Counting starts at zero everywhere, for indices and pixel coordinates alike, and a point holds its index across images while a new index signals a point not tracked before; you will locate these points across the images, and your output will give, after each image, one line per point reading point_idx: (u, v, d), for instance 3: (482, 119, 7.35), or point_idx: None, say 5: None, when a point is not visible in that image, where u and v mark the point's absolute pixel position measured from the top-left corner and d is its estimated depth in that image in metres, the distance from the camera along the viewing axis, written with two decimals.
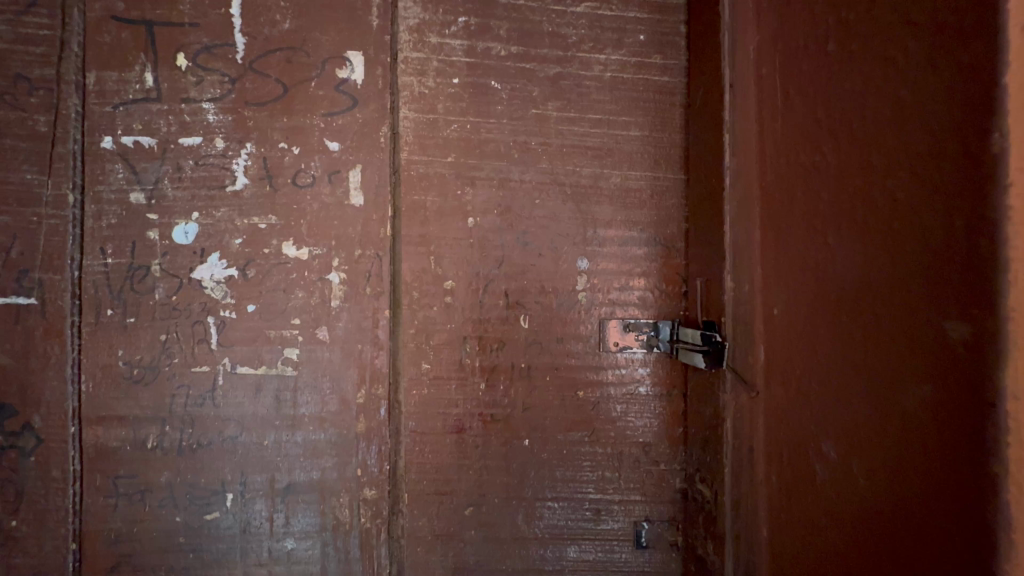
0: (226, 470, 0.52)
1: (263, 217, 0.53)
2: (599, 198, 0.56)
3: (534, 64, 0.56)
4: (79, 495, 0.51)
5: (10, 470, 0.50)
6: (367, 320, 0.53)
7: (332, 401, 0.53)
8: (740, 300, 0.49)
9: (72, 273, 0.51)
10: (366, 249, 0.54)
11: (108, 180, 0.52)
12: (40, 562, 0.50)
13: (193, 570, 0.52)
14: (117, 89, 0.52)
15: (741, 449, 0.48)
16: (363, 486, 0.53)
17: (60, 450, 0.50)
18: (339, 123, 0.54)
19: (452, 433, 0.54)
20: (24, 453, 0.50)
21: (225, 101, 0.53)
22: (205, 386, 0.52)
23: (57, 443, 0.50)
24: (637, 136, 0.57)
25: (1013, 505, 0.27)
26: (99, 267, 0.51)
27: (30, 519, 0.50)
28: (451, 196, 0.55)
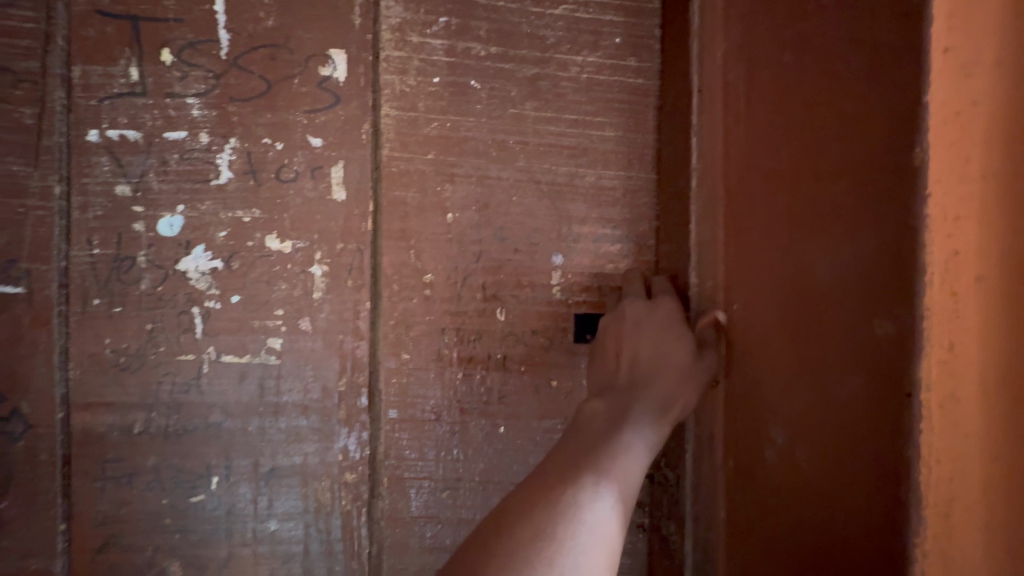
0: (211, 454, 0.54)
1: (247, 210, 0.54)
2: (574, 195, 0.59)
3: (513, 64, 0.58)
4: (67, 477, 0.52)
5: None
6: (348, 311, 0.55)
7: (314, 389, 0.55)
8: (705, 296, 0.52)
9: (59, 263, 0.52)
10: (348, 242, 0.55)
11: (94, 173, 0.53)
12: (29, 542, 0.52)
13: (179, 551, 0.54)
14: (103, 82, 0.53)
15: (702, 435, 0.51)
16: (343, 470, 0.55)
17: (48, 434, 0.52)
18: (322, 120, 0.55)
19: (430, 420, 0.57)
20: (13, 437, 0.52)
21: (209, 97, 0.54)
22: (191, 373, 0.53)
23: (46, 428, 0.52)
24: (611, 136, 0.59)
25: (922, 483, 0.31)
26: (86, 258, 0.52)
27: (19, 500, 0.52)
28: (431, 192, 0.57)
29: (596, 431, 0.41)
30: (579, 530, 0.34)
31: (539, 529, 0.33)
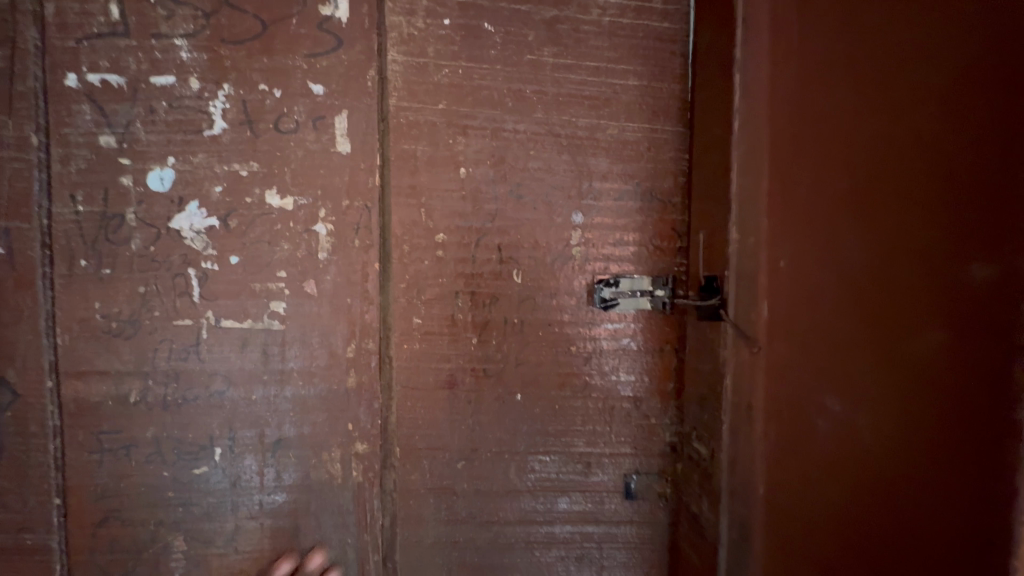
0: (213, 425, 0.51)
1: (244, 163, 0.50)
2: (595, 149, 0.55)
3: (530, 6, 0.53)
4: (60, 450, 0.49)
5: None
6: (356, 273, 0.52)
7: (321, 354, 0.52)
8: (745, 253, 0.48)
9: (42, 222, 0.48)
10: (355, 200, 0.52)
11: (75, 122, 0.48)
12: (24, 518, 0.50)
13: (183, 525, 0.51)
14: (80, 22, 0.48)
15: (740, 406, 0.48)
16: (354, 440, 0.53)
17: (38, 405, 0.49)
18: (323, 65, 0.51)
19: (444, 388, 0.54)
20: (0, 407, 0.49)
21: (199, 39, 0.49)
22: (190, 340, 0.50)
23: (36, 398, 0.49)
24: (635, 85, 0.55)
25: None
26: (70, 216, 0.48)
27: (10, 474, 0.49)
28: (442, 145, 0.53)
29: None
30: None
31: None
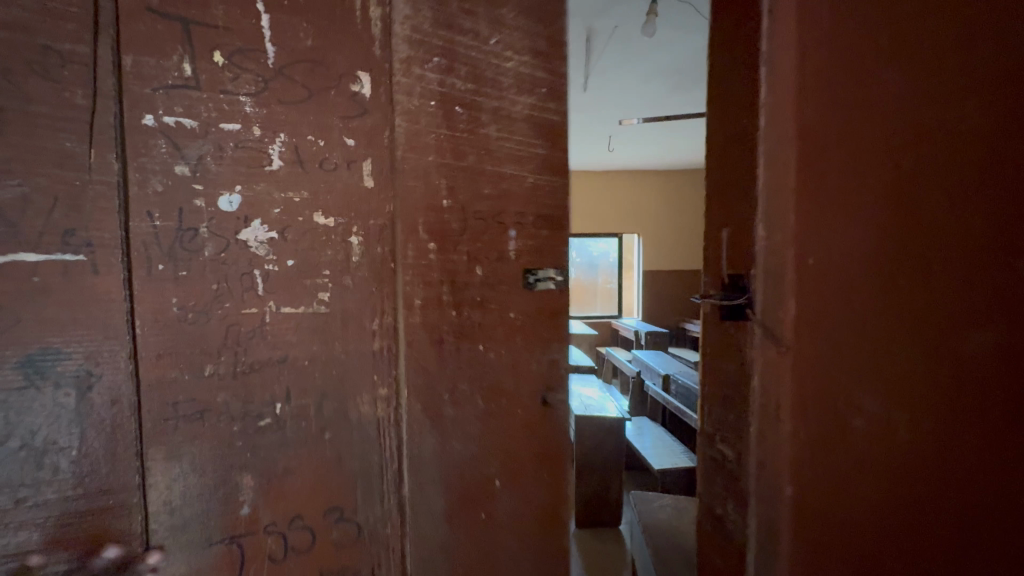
0: (275, 387, 0.63)
1: (297, 192, 0.63)
2: (518, 187, 0.78)
3: (483, 97, 0.74)
4: (140, 423, 0.57)
5: (63, 411, 0.54)
6: (379, 264, 0.67)
7: (353, 326, 0.66)
8: (773, 262, 0.74)
9: (121, 232, 0.55)
10: (378, 218, 0.67)
11: (152, 154, 0.56)
12: (106, 486, 0.56)
13: (251, 466, 0.63)
14: (156, 73, 0.56)
15: (768, 385, 0.76)
16: (378, 386, 0.69)
17: (117, 386, 0.56)
18: (355, 125, 0.65)
19: (435, 343, 0.72)
20: (82, 392, 0.55)
21: (259, 97, 0.61)
22: (254, 323, 0.62)
23: (116, 384, 0.56)
24: (540, 152, 0.79)
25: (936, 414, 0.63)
26: (147, 229, 0.56)
27: (92, 449, 0.55)
28: (432, 185, 0.71)
29: None
30: None
31: None
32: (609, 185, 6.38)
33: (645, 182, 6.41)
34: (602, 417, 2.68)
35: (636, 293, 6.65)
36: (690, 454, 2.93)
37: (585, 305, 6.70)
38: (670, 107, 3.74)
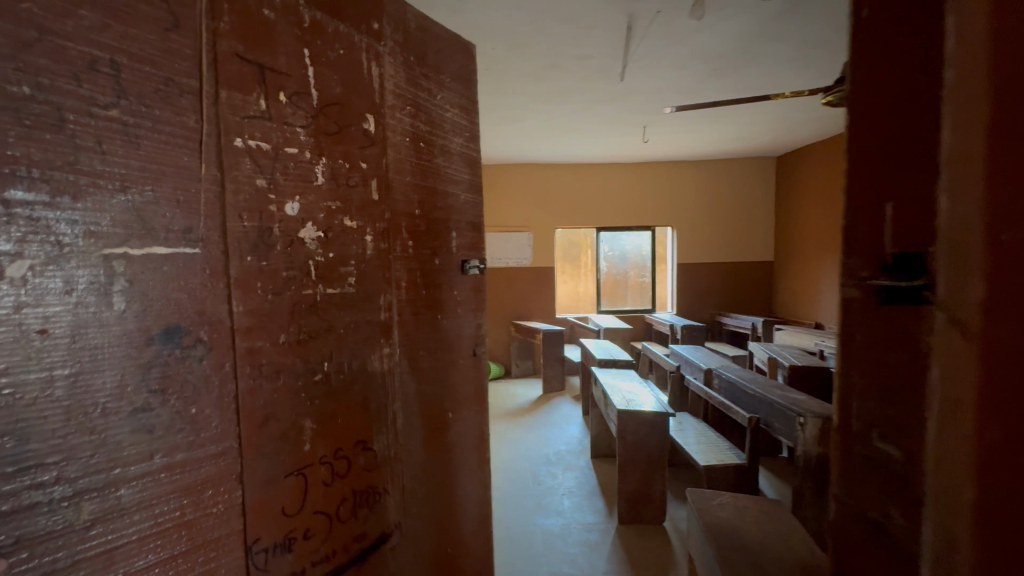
0: (322, 348, 1.08)
1: (333, 202, 1.09)
2: (456, 214, 1.49)
3: (438, 149, 1.42)
4: (234, 370, 0.93)
5: (185, 370, 0.86)
6: (382, 252, 1.21)
7: (368, 296, 1.18)
8: (960, 231, 0.61)
9: (223, 249, 0.91)
10: (380, 223, 1.20)
11: (239, 168, 0.93)
12: (215, 414, 0.90)
13: (304, 398, 1.05)
14: (242, 104, 0.93)
15: (948, 385, 0.63)
16: (383, 329, 1.22)
17: (222, 343, 0.91)
18: (368, 151, 1.17)
19: (410, 303, 1.31)
20: (197, 358, 0.88)
21: (306, 127, 1.05)
22: (307, 300, 1.06)
23: (217, 342, 0.90)
24: (467, 194, 1.55)
25: None
26: (240, 228, 0.93)
27: (203, 388, 0.88)
28: (409, 197, 1.30)
29: (357, 512, 1.15)
30: (360, 541, 1.15)
31: (359, 539, 1.15)
32: (641, 173, 6.51)
33: (677, 175, 6.52)
34: (639, 410, 2.97)
35: (668, 286, 6.78)
36: (736, 451, 3.09)
37: (617, 299, 6.80)
38: (701, 93, 3.85)
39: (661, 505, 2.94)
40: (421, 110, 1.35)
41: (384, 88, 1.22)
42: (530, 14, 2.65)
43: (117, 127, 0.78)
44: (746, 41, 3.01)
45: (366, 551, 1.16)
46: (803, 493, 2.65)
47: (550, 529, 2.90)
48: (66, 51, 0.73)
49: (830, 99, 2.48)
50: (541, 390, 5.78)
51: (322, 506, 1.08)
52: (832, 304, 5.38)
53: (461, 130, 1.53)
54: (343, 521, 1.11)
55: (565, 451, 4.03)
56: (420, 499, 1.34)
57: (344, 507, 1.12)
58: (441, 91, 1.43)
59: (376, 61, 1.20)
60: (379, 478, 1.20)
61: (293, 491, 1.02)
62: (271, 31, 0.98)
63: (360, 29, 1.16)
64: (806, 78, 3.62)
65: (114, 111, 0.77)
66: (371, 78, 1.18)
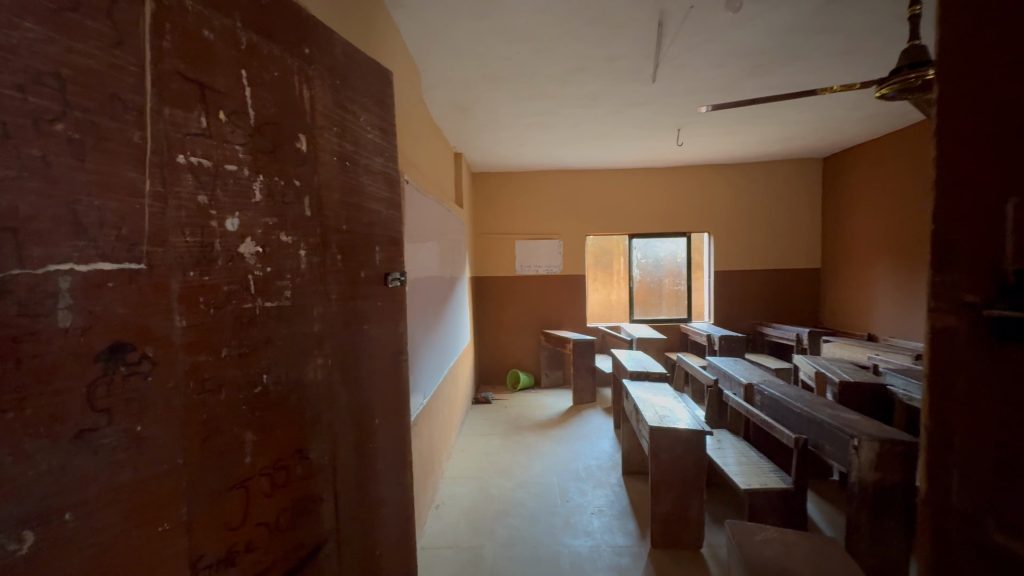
0: (263, 361, 1.02)
1: (268, 218, 1.04)
2: (382, 227, 1.41)
3: (368, 164, 1.35)
4: (180, 390, 0.86)
5: (131, 389, 0.79)
6: (320, 263, 1.15)
7: (309, 307, 1.13)
8: None
9: (167, 261, 0.85)
10: (315, 236, 1.14)
11: (181, 184, 0.88)
12: (162, 438, 0.83)
13: (247, 411, 0.99)
14: (184, 122, 0.88)
15: None
16: (325, 342, 1.16)
17: (168, 360, 0.84)
18: (306, 168, 1.12)
19: (350, 313, 1.25)
20: (144, 375, 0.81)
21: (246, 145, 0.99)
22: (246, 313, 1.00)
23: (164, 363, 0.84)
24: (391, 209, 1.47)
25: None
26: (182, 242, 0.88)
27: (150, 410, 0.81)
28: (345, 213, 1.24)
29: (300, 522, 1.08)
30: (304, 551, 1.08)
31: (302, 549, 1.07)
32: (670, 177, 6.28)
33: (715, 180, 6.24)
34: (673, 427, 2.75)
35: (705, 294, 6.49)
36: (780, 473, 2.80)
37: (650, 308, 6.55)
38: (742, 90, 3.63)
39: (699, 529, 2.74)
40: (348, 131, 1.27)
41: (314, 109, 1.15)
42: (552, 16, 2.56)
43: (64, 143, 0.72)
44: (790, 34, 2.82)
45: (307, 560, 1.08)
46: (858, 525, 2.36)
47: (578, 551, 2.74)
48: (9, 62, 0.66)
49: (885, 92, 2.28)
50: (572, 401, 5.62)
51: (263, 518, 1.00)
52: (887, 314, 4.99)
53: (383, 150, 1.44)
54: (283, 530, 1.04)
55: (595, 466, 3.85)
56: (357, 510, 1.25)
57: (283, 517, 1.04)
58: (365, 113, 1.35)
59: (306, 82, 1.14)
60: (321, 486, 1.13)
61: (236, 504, 0.95)
62: (211, 52, 0.92)
63: (291, 52, 1.10)
64: (854, 74, 3.38)
65: (60, 125, 0.72)
66: (303, 99, 1.12)
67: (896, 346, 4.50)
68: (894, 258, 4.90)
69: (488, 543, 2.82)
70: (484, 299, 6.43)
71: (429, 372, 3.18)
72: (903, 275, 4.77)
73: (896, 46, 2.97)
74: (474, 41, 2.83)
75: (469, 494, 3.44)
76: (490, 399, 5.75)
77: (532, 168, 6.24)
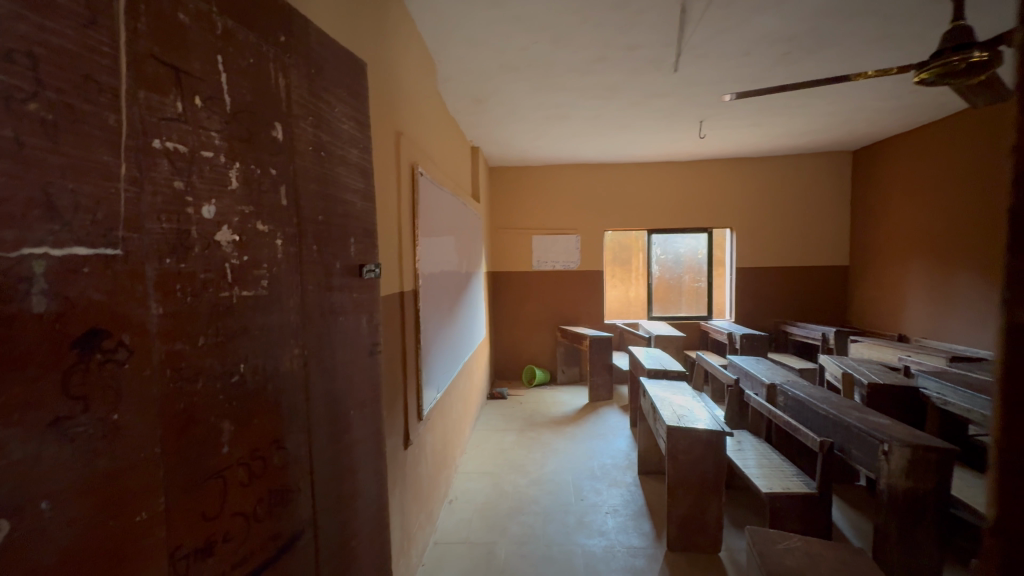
0: (240, 351, 0.91)
1: (245, 207, 0.94)
2: (359, 219, 1.35)
3: (345, 155, 1.27)
4: (157, 388, 0.75)
5: (109, 377, 0.68)
6: (295, 251, 1.06)
7: (287, 295, 1.03)
8: None
9: (141, 243, 0.73)
10: (290, 225, 1.05)
11: (155, 171, 0.77)
12: (137, 439, 0.71)
13: (226, 402, 0.88)
14: (157, 106, 0.77)
15: None
16: (301, 333, 1.07)
17: (145, 351, 0.73)
18: (280, 158, 1.02)
19: (324, 303, 1.17)
20: (120, 363, 0.69)
21: (222, 133, 0.89)
22: (224, 300, 0.89)
23: (142, 354, 0.72)
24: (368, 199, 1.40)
25: None
26: (157, 228, 0.77)
27: (126, 408, 0.70)
28: (322, 206, 1.16)
29: (274, 516, 0.98)
30: (278, 544, 0.98)
31: (277, 541, 0.98)
32: (690, 171, 6.13)
33: (739, 174, 6.07)
34: (690, 428, 2.66)
35: (727, 292, 6.33)
36: (802, 476, 2.71)
37: (670, 305, 6.42)
38: (773, 78, 3.47)
39: (717, 533, 2.66)
40: (323, 120, 1.17)
41: (290, 98, 1.06)
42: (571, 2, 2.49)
43: (37, 124, 0.61)
44: (823, 18, 2.69)
45: (282, 550, 0.99)
46: (887, 532, 2.26)
47: (592, 551, 2.68)
48: None
49: (924, 77, 2.18)
50: (587, 398, 5.55)
51: (240, 508, 0.90)
52: (919, 314, 4.79)
53: (357, 143, 1.36)
54: (259, 521, 0.94)
55: (611, 465, 3.79)
56: (331, 501, 1.17)
57: (260, 506, 0.94)
58: (339, 104, 1.25)
59: (282, 71, 1.04)
60: (296, 477, 1.04)
61: (213, 495, 0.85)
62: (186, 37, 0.81)
63: (268, 40, 1.00)
64: (889, 60, 3.23)
65: (33, 105, 0.61)
66: (279, 88, 1.02)
67: (928, 347, 4.32)
68: (928, 255, 4.68)
69: (500, 539, 2.79)
70: (501, 294, 6.40)
71: (443, 366, 3.15)
72: (938, 273, 4.56)
73: (936, 30, 2.82)
74: (490, 31, 2.78)
75: (482, 490, 3.42)
76: (506, 394, 5.72)
77: (550, 163, 6.16)
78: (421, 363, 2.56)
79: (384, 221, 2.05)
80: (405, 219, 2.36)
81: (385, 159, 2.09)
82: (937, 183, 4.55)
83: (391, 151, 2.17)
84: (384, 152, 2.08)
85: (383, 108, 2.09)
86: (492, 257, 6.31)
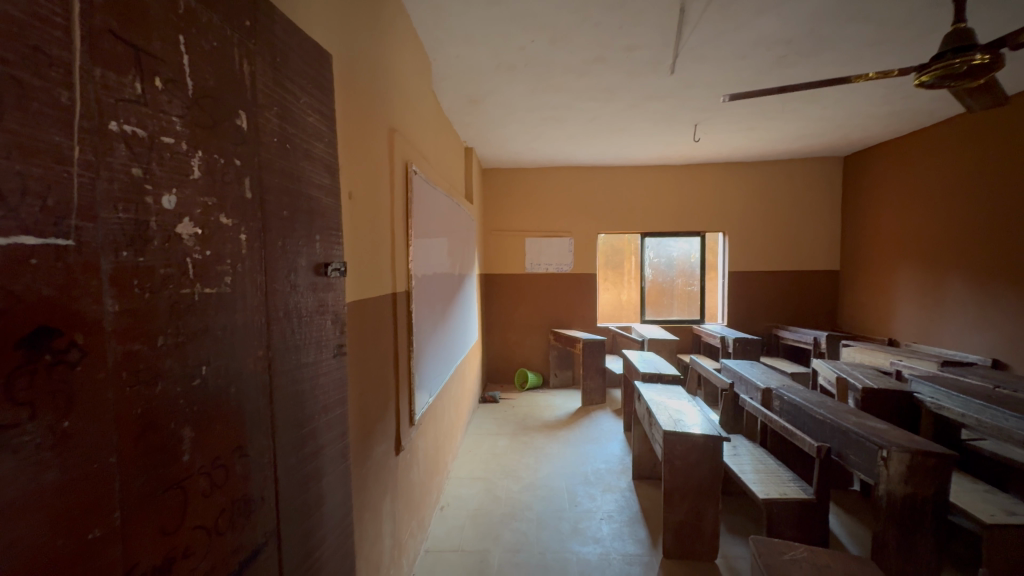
0: (199, 354, 0.84)
1: (207, 199, 0.86)
2: (325, 215, 1.29)
3: (311, 150, 1.21)
4: (112, 396, 0.66)
5: (60, 381, 0.60)
6: (258, 248, 1.00)
7: (250, 294, 0.97)
8: None
9: (97, 233, 0.65)
10: (253, 219, 0.98)
11: (113, 155, 0.68)
12: (89, 451, 0.63)
13: (186, 405, 0.80)
14: (117, 87, 0.68)
15: None
16: (263, 332, 1.00)
17: (100, 357, 0.65)
18: (242, 147, 0.95)
19: (287, 300, 1.10)
20: (72, 365, 0.62)
21: (184, 119, 0.81)
22: (186, 298, 0.81)
23: (98, 356, 0.65)
24: (332, 194, 1.34)
25: None
26: (115, 220, 0.68)
27: (82, 417, 0.62)
28: (288, 199, 1.10)
29: (236, 525, 0.90)
30: (240, 557, 0.91)
31: (238, 552, 0.91)
32: (682, 176, 6.13)
33: (732, 177, 6.07)
34: (685, 433, 2.60)
35: (719, 296, 6.29)
36: (797, 481, 2.66)
37: (662, 308, 6.39)
38: (770, 80, 3.43)
39: (714, 540, 2.61)
40: (289, 113, 1.11)
41: (255, 86, 0.99)
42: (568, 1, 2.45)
43: None
44: (821, 21, 2.67)
45: (246, 564, 0.92)
46: (885, 541, 2.22)
47: (586, 559, 2.62)
48: None
49: (923, 79, 2.15)
50: (579, 401, 5.50)
51: (202, 521, 0.82)
52: (909, 319, 4.78)
53: (324, 137, 1.30)
54: (220, 533, 0.87)
55: (605, 470, 3.74)
56: (295, 512, 1.10)
57: (221, 519, 0.87)
58: (305, 96, 1.19)
59: (247, 58, 0.97)
60: (257, 485, 0.97)
61: (172, 507, 0.77)
62: (144, 12, 0.72)
63: (233, 24, 0.92)
64: (886, 64, 3.22)
65: None
66: (243, 74, 0.95)
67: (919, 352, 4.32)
68: (919, 260, 4.68)
69: (493, 547, 2.72)
70: (493, 297, 6.33)
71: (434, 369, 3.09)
72: (928, 279, 4.57)
73: (935, 34, 2.81)
74: (483, 29, 2.72)
75: (475, 495, 3.35)
76: (498, 398, 5.65)
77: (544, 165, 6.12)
78: (413, 366, 2.49)
79: (374, 221, 1.98)
80: (396, 219, 2.30)
81: (376, 155, 2.03)
82: (926, 188, 4.58)
83: (383, 149, 2.12)
84: (375, 149, 2.02)
85: (374, 104, 2.03)
86: (484, 259, 6.24)
